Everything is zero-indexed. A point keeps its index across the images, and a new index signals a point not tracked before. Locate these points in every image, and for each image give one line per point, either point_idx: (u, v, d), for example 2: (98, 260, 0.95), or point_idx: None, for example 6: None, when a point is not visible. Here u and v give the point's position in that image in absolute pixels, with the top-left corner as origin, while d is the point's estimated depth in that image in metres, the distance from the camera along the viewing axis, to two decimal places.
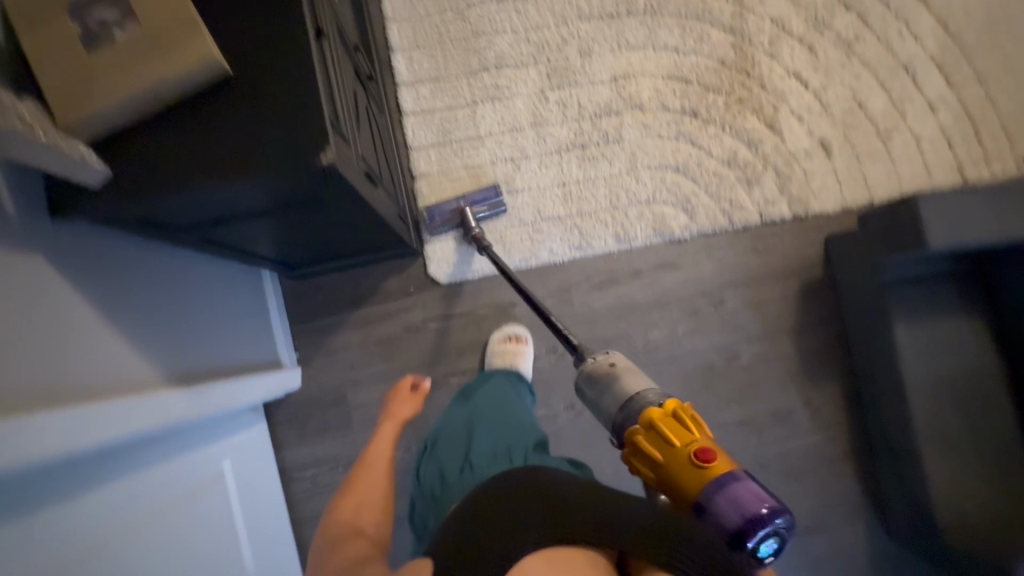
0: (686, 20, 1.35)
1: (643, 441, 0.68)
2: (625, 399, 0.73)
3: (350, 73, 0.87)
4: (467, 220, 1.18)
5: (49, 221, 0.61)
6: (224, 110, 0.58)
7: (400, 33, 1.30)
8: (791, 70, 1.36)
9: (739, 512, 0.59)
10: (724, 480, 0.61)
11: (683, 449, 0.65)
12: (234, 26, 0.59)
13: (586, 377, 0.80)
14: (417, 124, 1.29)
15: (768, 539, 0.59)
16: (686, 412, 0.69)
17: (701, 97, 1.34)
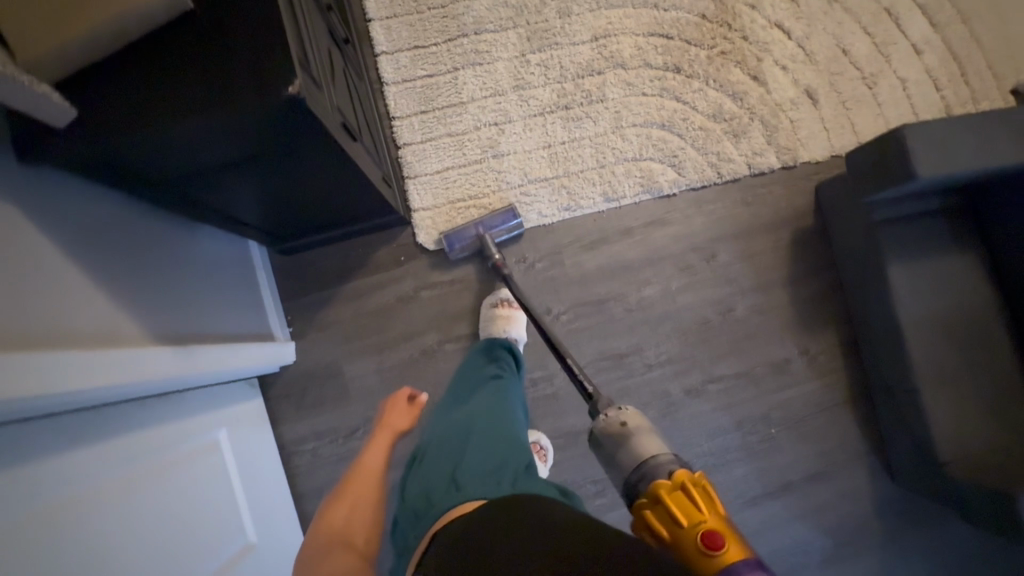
0: None
1: (652, 517, 0.64)
2: (639, 461, 0.71)
3: (322, 30, 0.87)
4: (488, 249, 1.19)
5: (16, 162, 0.60)
6: (190, 48, 0.58)
7: (377, 3, 1.29)
8: (773, 20, 1.34)
9: None
10: (734, 565, 0.54)
11: (690, 529, 0.60)
12: None
13: (598, 435, 0.78)
14: (398, 93, 1.28)
15: None
16: (696, 486, 0.65)
17: (683, 52, 1.33)
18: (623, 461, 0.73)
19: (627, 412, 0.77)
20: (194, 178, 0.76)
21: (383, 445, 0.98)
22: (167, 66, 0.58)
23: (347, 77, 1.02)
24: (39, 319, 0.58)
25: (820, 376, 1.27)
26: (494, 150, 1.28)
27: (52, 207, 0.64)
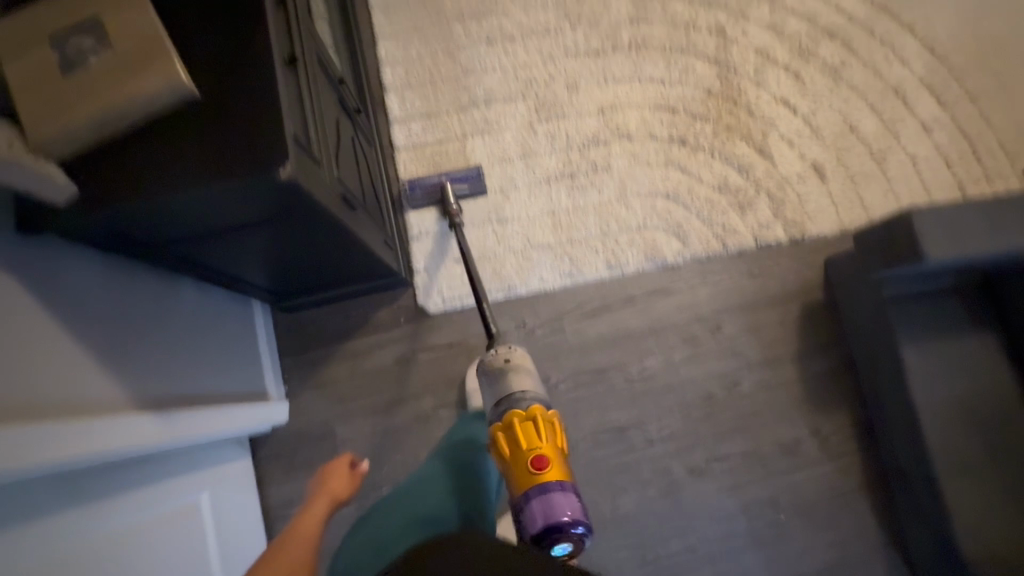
0: (670, 54, 1.40)
1: (499, 435, 0.81)
2: (504, 395, 0.88)
3: (331, 106, 0.91)
4: (447, 194, 1.25)
5: (17, 234, 0.62)
6: (189, 126, 0.60)
7: (394, 75, 1.37)
8: (778, 97, 1.37)
9: (547, 516, 0.71)
10: (549, 486, 0.74)
11: (528, 452, 0.77)
12: (205, 54, 0.62)
13: (485, 371, 0.94)
14: (409, 158, 1.32)
15: (563, 543, 0.72)
16: (553, 429, 0.81)
17: (688, 125, 1.35)
18: (499, 389, 0.90)
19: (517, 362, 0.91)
20: (194, 244, 0.77)
21: (321, 510, 0.83)
22: (165, 144, 0.60)
23: (357, 147, 1.06)
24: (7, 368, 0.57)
25: (833, 460, 1.20)
26: (496, 213, 1.30)
27: (31, 266, 0.64)
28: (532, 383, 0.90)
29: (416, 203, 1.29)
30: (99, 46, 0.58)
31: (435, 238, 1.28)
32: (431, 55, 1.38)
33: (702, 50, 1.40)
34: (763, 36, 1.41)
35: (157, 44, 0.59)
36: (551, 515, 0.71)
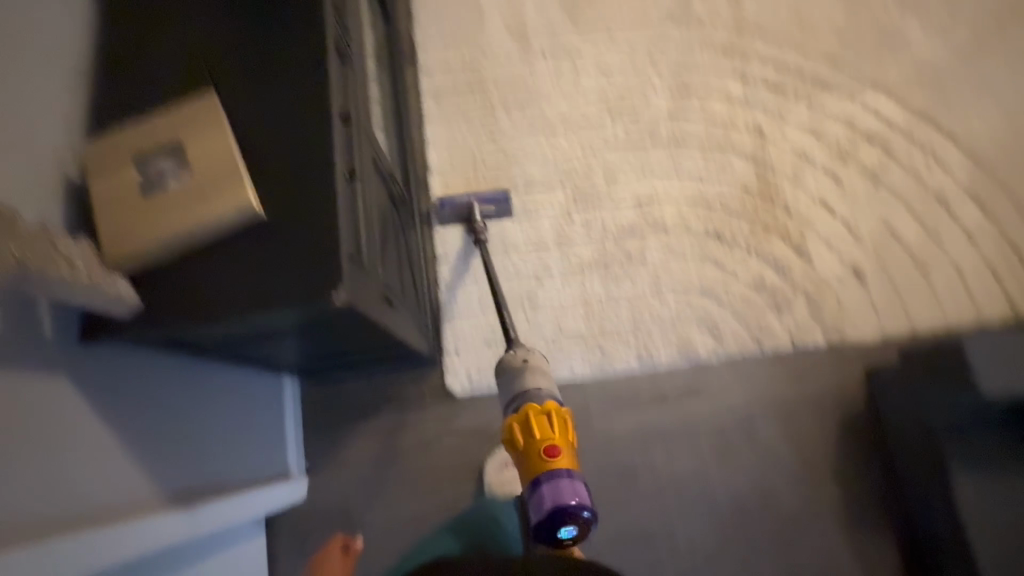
0: (708, 151, 1.43)
1: (514, 425, 0.84)
2: (521, 391, 0.90)
3: (380, 203, 0.95)
4: (473, 216, 1.27)
5: (76, 341, 0.65)
6: (250, 248, 0.62)
7: (439, 158, 1.44)
8: (817, 199, 1.38)
9: (556, 499, 0.74)
10: (558, 472, 0.77)
11: (540, 442, 0.80)
12: (271, 175, 0.65)
13: (505, 367, 0.95)
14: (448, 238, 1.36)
15: (570, 527, 0.75)
16: (562, 417, 0.84)
17: (725, 220, 1.36)
18: (515, 387, 0.92)
19: (533, 360, 0.94)
20: (240, 341, 0.79)
21: None
22: (225, 262, 0.62)
23: (400, 236, 1.09)
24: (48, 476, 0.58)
25: None
26: (529, 298, 1.31)
27: (84, 365, 0.66)
28: (547, 382, 0.91)
29: (444, 218, 1.33)
30: (180, 170, 0.63)
31: (459, 247, 1.33)
32: (475, 141, 1.45)
33: (740, 148, 1.43)
34: (801, 138, 1.43)
35: (232, 171, 0.62)
36: (557, 499, 0.74)
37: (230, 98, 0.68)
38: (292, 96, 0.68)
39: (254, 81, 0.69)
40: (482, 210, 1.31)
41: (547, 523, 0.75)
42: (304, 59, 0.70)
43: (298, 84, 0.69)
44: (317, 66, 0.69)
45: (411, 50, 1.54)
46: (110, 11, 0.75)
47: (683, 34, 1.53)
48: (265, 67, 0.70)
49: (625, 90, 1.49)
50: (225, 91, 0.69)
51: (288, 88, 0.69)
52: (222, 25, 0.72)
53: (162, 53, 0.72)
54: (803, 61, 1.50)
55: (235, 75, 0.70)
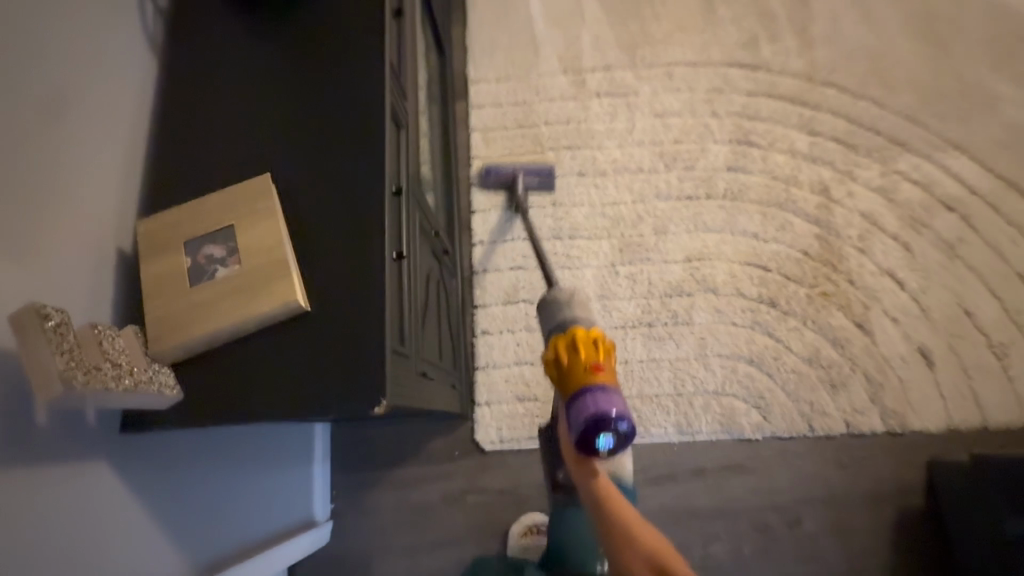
0: (768, 207, 1.34)
1: (558, 346, 0.77)
2: (563, 319, 0.83)
3: (424, 266, 0.94)
4: (517, 186, 1.33)
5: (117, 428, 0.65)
6: (296, 343, 0.61)
7: (483, 197, 1.40)
8: (884, 267, 1.28)
9: (595, 410, 0.69)
10: (600, 387, 0.72)
11: (584, 361, 0.74)
12: (318, 263, 0.63)
13: (546, 300, 0.87)
14: (488, 284, 1.32)
15: (607, 437, 0.70)
16: (603, 341, 0.77)
17: (780, 287, 1.28)
18: (554, 316, 0.84)
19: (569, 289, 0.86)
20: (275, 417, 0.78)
21: None
22: (269, 358, 0.61)
23: (441, 290, 1.07)
24: (99, 566, 0.59)
25: None
26: None
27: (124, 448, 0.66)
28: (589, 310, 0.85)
29: (488, 185, 1.39)
30: (229, 257, 0.62)
31: (500, 211, 1.39)
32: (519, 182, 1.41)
33: (802, 207, 1.34)
34: (871, 200, 1.33)
35: (282, 262, 0.61)
36: (597, 414, 0.69)
37: (285, 182, 0.68)
38: (348, 180, 0.67)
39: (313, 164, 0.69)
40: (526, 181, 1.36)
41: (585, 433, 0.70)
42: (364, 144, 0.69)
43: (355, 168, 0.68)
44: (376, 150, 0.68)
45: (463, 84, 1.52)
46: (176, 87, 0.77)
47: (748, 80, 1.45)
48: (324, 150, 0.70)
49: (682, 136, 1.42)
50: (283, 174, 0.69)
51: (345, 172, 0.68)
52: (287, 107, 0.73)
53: (225, 132, 0.74)
54: (877, 115, 1.40)
55: (294, 158, 0.70)
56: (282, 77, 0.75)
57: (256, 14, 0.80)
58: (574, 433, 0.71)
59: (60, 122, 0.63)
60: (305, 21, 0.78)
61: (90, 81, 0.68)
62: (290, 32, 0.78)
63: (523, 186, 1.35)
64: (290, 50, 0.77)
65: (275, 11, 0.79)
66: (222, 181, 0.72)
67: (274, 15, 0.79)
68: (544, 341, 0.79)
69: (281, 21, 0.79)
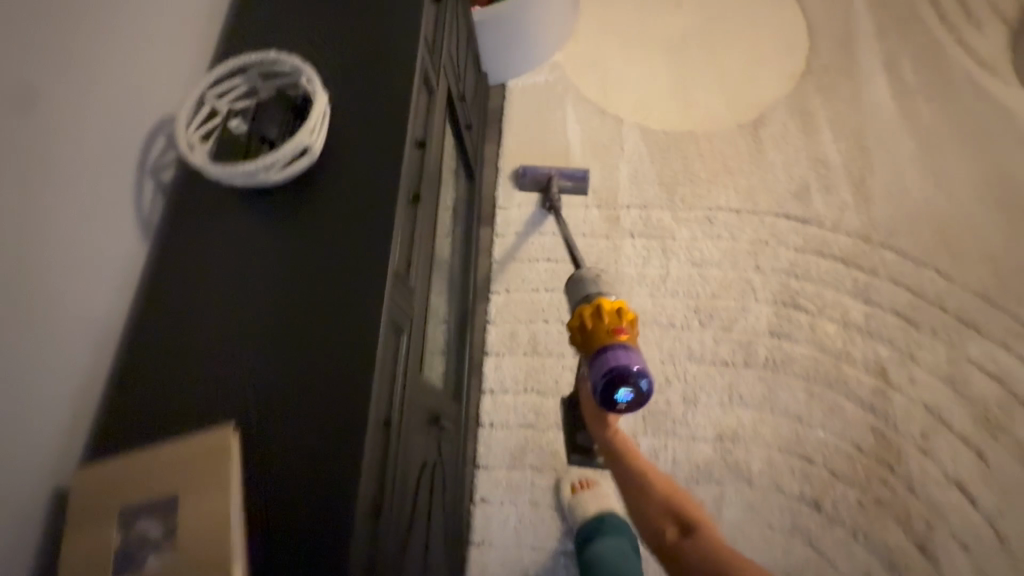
0: (814, 385, 1.20)
1: (585, 313, 0.85)
2: (586, 290, 0.90)
3: (419, 456, 0.85)
4: (551, 186, 1.37)
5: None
6: None
7: (498, 336, 1.30)
8: (952, 477, 1.11)
9: (619, 368, 0.78)
10: (623, 346, 0.80)
11: (608, 323, 0.82)
12: (285, 548, 0.57)
13: (572, 280, 0.93)
14: (493, 440, 1.20)
15: (628, 389, 0.80)
16: (626, 310, 0.84)
17: (827, 486, 1.12)
18: (575, 287, 0.92)
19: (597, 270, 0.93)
20: None
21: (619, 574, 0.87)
22: None
23: (438, 476, 0.95)
24: None
25: None
26: (569, 539, 1.12)
27: None
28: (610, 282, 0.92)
29: (523, 185, 1.44)
30: (163, 541, 0.54)
31: (534, 211, 1.43)
32: (535, 324, 1.30)
33: (855, 389, 1.19)
34: (935, 390, 1.18)
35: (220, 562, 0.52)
36: (613, 368, 0.78)
37: (264, 427, 0.61)
38: (335, 437, 0.61)
39: (299, 409, 0.62)
40: (560, 183, 1.40)
41: (609, 385, 0.79)
42: (355, 391, 0.62)
43: (343, 423, 0.61)
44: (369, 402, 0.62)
45: (490, 208, 1.44)
46: (161, 281, 0.70)
47: (798, 234, 1.34)
48: (310, 391, 0.63)
49: (720, 290, 1.30)
50: (264, 416, 0.62)
51: (332, 427, 0.61)
52: (277, 325, 0.66)
53: (203, 346, 0.66)
54: (943, 289, 1.26)
55: (278, 396, 0.63)
56: (275, 287, 0.68)
57: (258, 202, 0.72)
58: (593, 382, 0.81)
59: (52, 252, 0.61)
60: (307, 217, 0.71)
61: (89, 195, 0.66)
62: (290, 228, 0.70)
63: (557, 187, 1.38)
64: (286, 252, 0.69)
65: (277, 199, 0.72)
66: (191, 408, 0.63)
67: (274, 203, 0.72)
68: (571, 309, 0.88)
69: (282, 213, 0.71)
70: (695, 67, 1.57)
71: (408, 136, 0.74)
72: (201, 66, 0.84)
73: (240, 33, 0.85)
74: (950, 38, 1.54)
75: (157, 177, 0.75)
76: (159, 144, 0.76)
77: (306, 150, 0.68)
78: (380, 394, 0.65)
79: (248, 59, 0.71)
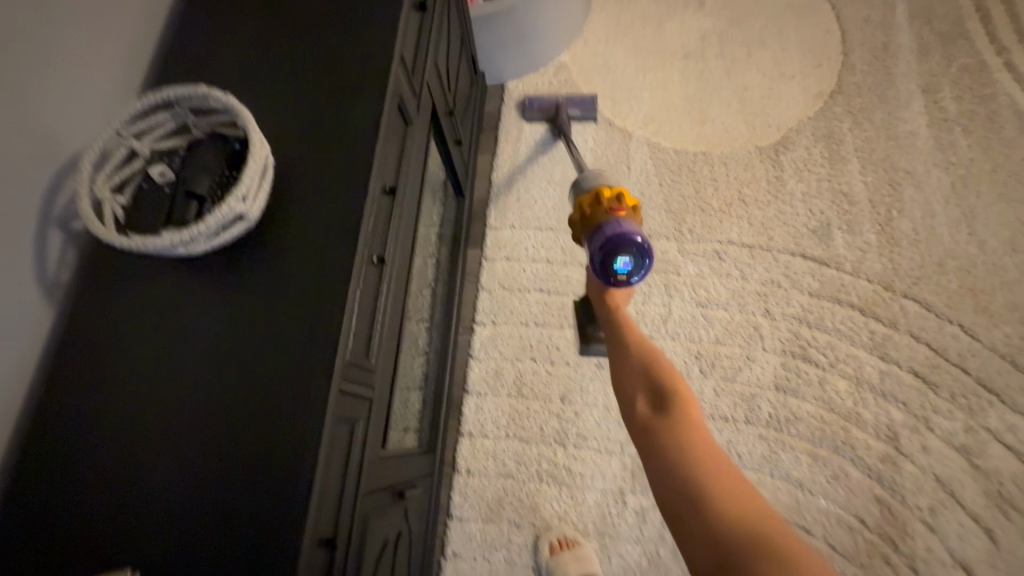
0: (819, 448, 1.11)
1: (585, 199, 0.81)
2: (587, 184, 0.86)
3: (377, 540, 0.76)
4: (560, 111, 1.35)
5: None
6: None
7: (481, 373, 1.20)
8: (960, 558, 1.03)
9: (619, 234, 0.72)
10: (624, 218, 0.75)
11: (608, 200, 0.77)
12: None
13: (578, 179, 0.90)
14: (469, 490, 1.11)
15: (627, 258, 0.72)
16: (627, 198, 0.78)
17: (824, 561, 1.04)
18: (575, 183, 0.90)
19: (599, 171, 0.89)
20: None
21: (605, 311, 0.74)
22: None
23: (401, 550, 0.87)
24: None
25: None
26: None
27: None
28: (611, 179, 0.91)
29: (531, 118, 1.39)
30: None
31: (543, 137, 1.39)
32: (523, 362, 1.20)
33: (862, 455, 1.10)
34: (948, 460, 1.08)
35: None
36: (609, 238, 0.72)
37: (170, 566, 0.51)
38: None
39: (213, 543, 0.52)
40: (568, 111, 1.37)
41: (608, 252, 0.72)
42: (278, 524, 0.52)
43: (263, 567, 0.50)
44: (295, 543, 0.51)
45: (480, 228, 1.32)
46: (62, 364, 0.59)
47: (813, 277, 1.22)
48: (229, 520, 0.52)
49: (724, 335, 1.19)
50: (173, 550, 0.52)
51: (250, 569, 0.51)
52: (195, 430, 0.55)
53: (107, 453, 0.55)
54: (967, 348, 1.15)
55: (190, 524, 0.53)
56: (198, 381, 0.57)
57: (185, 267, 0.61)
58: (591, 257, 0.74)
59: None
60: (242, 293, 0.59)
61: None
62: (221, 307, 0.59)
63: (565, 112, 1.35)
64: (215, 339, 0.58)
65: (209, 268, 0.61)
66: (92, 529, 0.54)
67: (203, 273, 0.61)
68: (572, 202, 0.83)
69: (212, 287, 0.60)
70: (715, 77, 1.43)
71: (370, 188, 0.62)
72: (131, 89, 0.71)
73: (186, 51, 0.72)
74: (999, 62, 1.39)
75: (66, 227, 0.64)
76: (69, 188, 0.64)
77: (240, 217, 0.56)
78: (322, 509, 0.55)
79: (173, 94, 0.58)
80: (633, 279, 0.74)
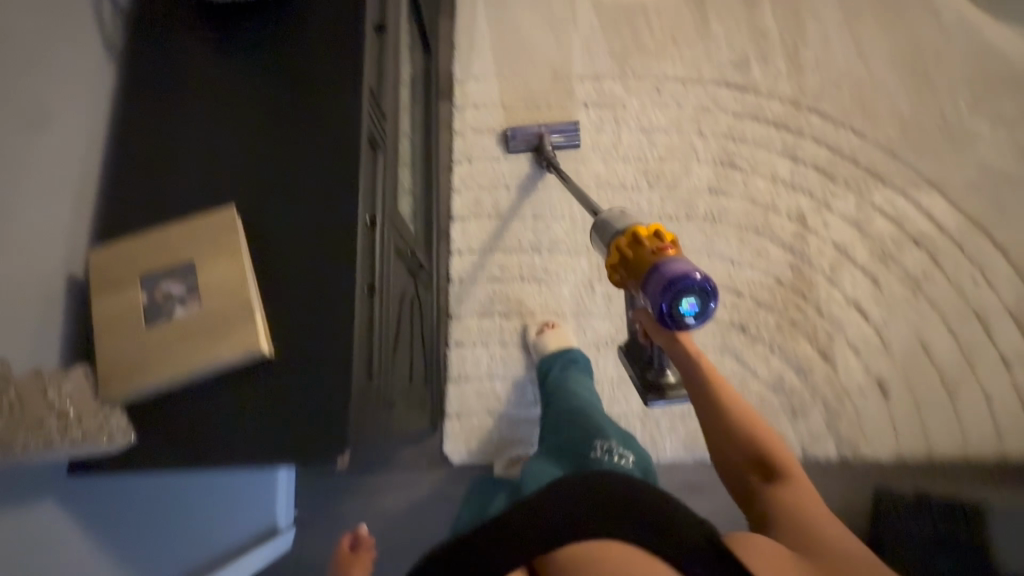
0: (744, 232, 1.36)
1: (622, 245, 0.76)
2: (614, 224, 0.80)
3: (400, 278, 0.95)
4: (545, 142, 1.36)
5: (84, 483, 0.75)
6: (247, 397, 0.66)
7: (462, 202, 1.37)
8: (851, 299, 1.32)
9: (677, 279, 0.68)
10: (675, 258, 0.70)
11: (649, 244, 0.73)
12: (283, 302, 0.67)
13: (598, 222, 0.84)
14: (463, 293, 1.31)
15: (689, 297, 0.69)
16: (665, 233, 0.74)
17: (752, 315, 1.31)
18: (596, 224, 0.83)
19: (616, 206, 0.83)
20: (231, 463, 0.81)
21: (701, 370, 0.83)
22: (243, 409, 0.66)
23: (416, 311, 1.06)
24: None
25: None
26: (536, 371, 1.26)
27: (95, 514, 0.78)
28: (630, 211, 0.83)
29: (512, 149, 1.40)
30: (188, 297, 0.66)
31: (528, 171, 1.40)
32: (497, 190, 1.38)
33: (778, 234, 1.36)
34: (843, 231, 1.36)
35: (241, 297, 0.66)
36: (669, 283, 0.68)
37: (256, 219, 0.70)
38: (323, 222, 0.69)
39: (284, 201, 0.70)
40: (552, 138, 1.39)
41: (671, 301, 0.69)
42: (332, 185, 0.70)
43: (328, 211, 0.69)
44: (352, 194, 0.69)
45: (448, 83, 1.47)
46: (139, 105, 0.75)
47: (735, 100, 1.45)
48: (295, 188, 0.70)
49: (666, 154, 1.41)
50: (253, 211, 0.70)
51: (318, 217, 0.69)
52: (256, 135, 0.73)
53: (190, 161, 0.73)
54: (856, 145, 1.42)
55: (263, 193, 0.71)
56: (253, 103, 0.74)
57: (226, 25, 0.77)
58: (648, 304, 0.71)
59: (40, 60, 0.67)
60: (274, 38, 0.75)
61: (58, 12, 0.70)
62: (259, 49, 0.75)
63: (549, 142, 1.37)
64: (259, 72, 0.75)
65: (242, 25, 0.76)
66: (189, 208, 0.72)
67: (241, 27, 0.76)
68: (606, 255, 0.78)
69: (251, 37, 0.76)
70: None
71: None
72: None
73: None
74: None
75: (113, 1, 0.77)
76: None
77: None
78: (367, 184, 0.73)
79: None
80: (699, 317, 0.71)
